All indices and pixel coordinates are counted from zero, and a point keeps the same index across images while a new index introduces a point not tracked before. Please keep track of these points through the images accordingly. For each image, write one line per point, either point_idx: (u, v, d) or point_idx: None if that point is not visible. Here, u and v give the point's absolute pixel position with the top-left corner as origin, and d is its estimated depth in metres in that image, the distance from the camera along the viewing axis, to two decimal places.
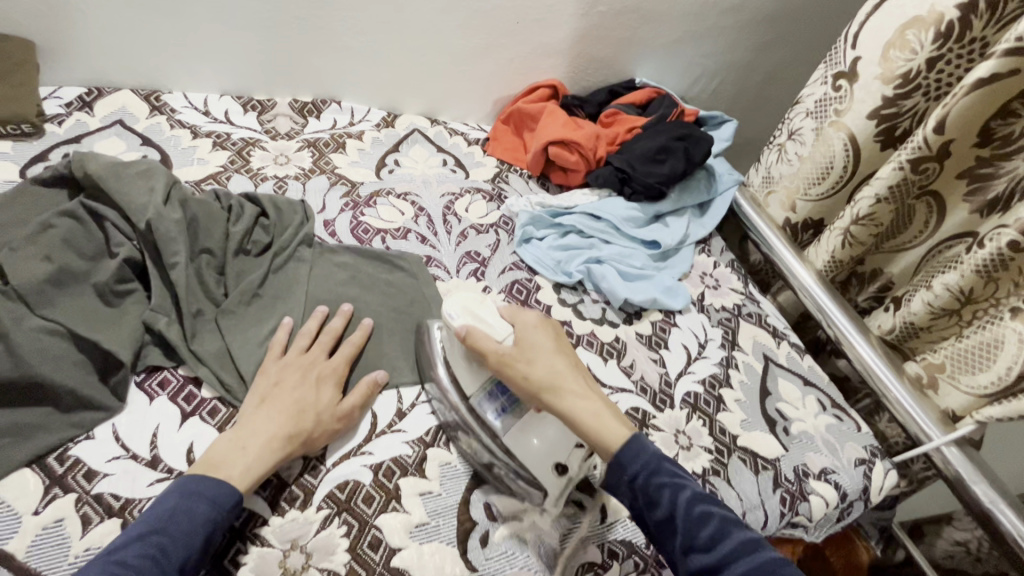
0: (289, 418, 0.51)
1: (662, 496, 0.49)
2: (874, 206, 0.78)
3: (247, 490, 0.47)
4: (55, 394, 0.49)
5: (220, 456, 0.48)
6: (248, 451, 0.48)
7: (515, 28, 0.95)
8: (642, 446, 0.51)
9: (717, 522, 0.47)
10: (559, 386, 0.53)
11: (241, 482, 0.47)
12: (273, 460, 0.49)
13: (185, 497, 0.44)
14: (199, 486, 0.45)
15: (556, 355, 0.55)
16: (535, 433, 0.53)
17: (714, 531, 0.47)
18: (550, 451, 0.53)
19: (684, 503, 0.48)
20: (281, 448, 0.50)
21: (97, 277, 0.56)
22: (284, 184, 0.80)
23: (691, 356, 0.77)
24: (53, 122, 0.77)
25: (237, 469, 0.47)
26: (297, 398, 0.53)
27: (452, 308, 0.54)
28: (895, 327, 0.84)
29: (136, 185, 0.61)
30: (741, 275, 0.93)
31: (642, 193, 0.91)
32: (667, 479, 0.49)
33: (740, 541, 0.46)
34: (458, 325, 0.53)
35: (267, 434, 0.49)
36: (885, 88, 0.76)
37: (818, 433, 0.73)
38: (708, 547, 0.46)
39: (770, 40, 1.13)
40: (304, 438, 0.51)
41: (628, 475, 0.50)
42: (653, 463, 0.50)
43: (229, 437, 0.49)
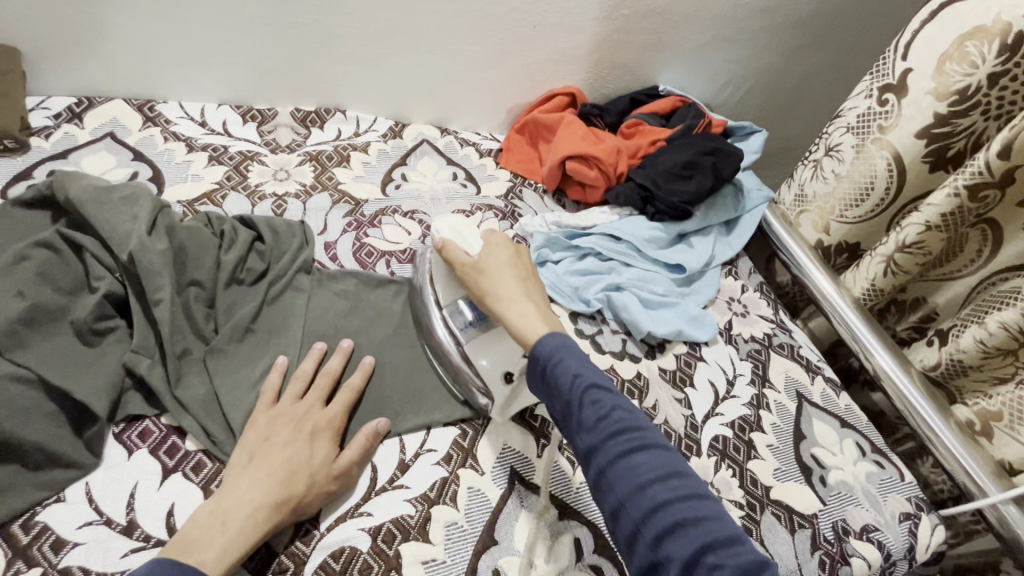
0: (279, 483, 0.46)
1: (562, 382, 0.48)
2: (923, 233, 0.71)
3: (225, 573, 0.42)
4: (22, 451, 0.45)
5: (197, 535, 0.42)
6: (230, 528, 0.43)
7: (531, 33, 0.89)
8: (557, 340, 0.50)
9: (608, 406, 0.46)
10: (497, 293, 0.54)
11: (219, 565, 0.41)
12: (259, 534, 0.44)
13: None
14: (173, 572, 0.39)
15: (511, 268, 0.56)
16: (489, 349, 0.57)
17: (603, 412, 0.46)
18: (500, 361, 0.56)
19: (580, 386, 0.47)
20: (269, 518, 0.44)
21: (75, 315, 0.51)
22: (283, 203, 0.75)
23: (719, 396, 0.71)
24: (40, 135, 0.73)
25: (214, 549, 0.42)
26: (287, 458, 0.47)
27: (440, 225, 0.60)
28: (940, 363, 0.77)
29: (119, 211, 0.56)
30: (770, 301, 0.86)
31: (666, 212, 0.85)
32: (572, 367, 0.48)
33: (626, 425, 0.46)
34: (438, 237, 0.59)
35: (252, 504, 0.44)
36: (938, 105, 0.69)
37: (858, 484, 0.67)
38: (595, 429, 0.45)
39: (805, 43, 1.05)
40: (294, 505, 0.46)
41: (537, 366, 0.50)
42: (560, 355, 0.49)
43: (210, 511, 0.44)
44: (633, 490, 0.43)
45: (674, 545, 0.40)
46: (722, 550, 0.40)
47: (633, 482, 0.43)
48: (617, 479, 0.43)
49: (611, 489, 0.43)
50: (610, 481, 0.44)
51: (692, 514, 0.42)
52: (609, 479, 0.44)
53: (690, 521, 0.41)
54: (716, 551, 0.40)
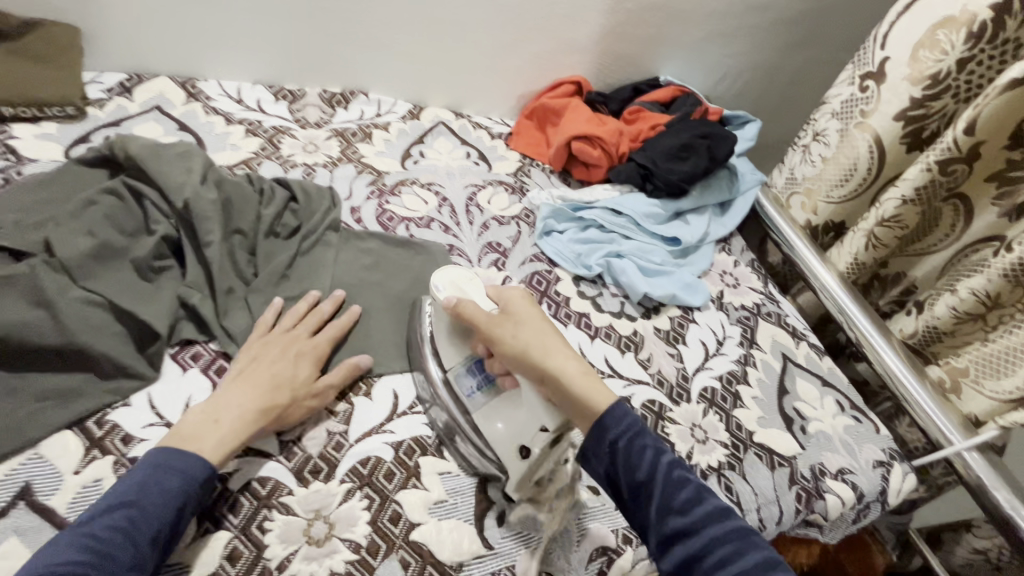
0: (265, 393, 0.51)
1: (642, 459, 0.47)
2: (900, 207, 0.77)
3: (220, 462, 0.47)
4: (95, 361, 0.51)
5: (192, 429, 0.47)
6: (222, 425, 0.48)
7: (541, 23, 0.96)
8: (626, 413, 0.50)
9: (694, 487, 0.46)
10: (543, 348, 0.52)
11: (212, 454, 0.47)
12: (247, 434, 0.49)
13: (156, 470, 0.44)
14: (172, 458, 0.45)
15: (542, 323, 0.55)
16: (503, 419, 0.54)
17: (691, 495, 0.46)
18: (516, 433, 0.53)
19: (664, 466, 0.47)
20: (255, 421, 0.50)
21: (136, 253, 0.58)
22: (313, 171, 0.82)
23: (709, 353, 0.77)
24: (96, 106, 0.80)
25: (210, 441, 0.47)
26: (273, 373, 0.53)
27: (440, 282, 0.55)
28: (918, 332, 0.83)
29: (175, 165, 0.63)
30: (760, 275, 0.93)
31: (664, 190, 0.91)
32: (650, 443, 0.48)
33: (715, 509, 0.45)
34: (443, 295, 0.54)
35: (240, 408, 0.50)
36: (913, 89, 0.76)
37: (836, 433, 0.72)
38: (687, 513, 0.45)
39: (796, 40, 1.12)
40: (279, 412, 0.51)
41: (609, 439, 0.49)
42: (638, 430, 0.49)
43: (204, 411, 0.49)
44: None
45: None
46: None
47: (732, 568, 0.42)
48: (714, 564, 0.43)
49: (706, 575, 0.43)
50: (707, 566, 0.43)
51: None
52: (704, 564, 0.43)
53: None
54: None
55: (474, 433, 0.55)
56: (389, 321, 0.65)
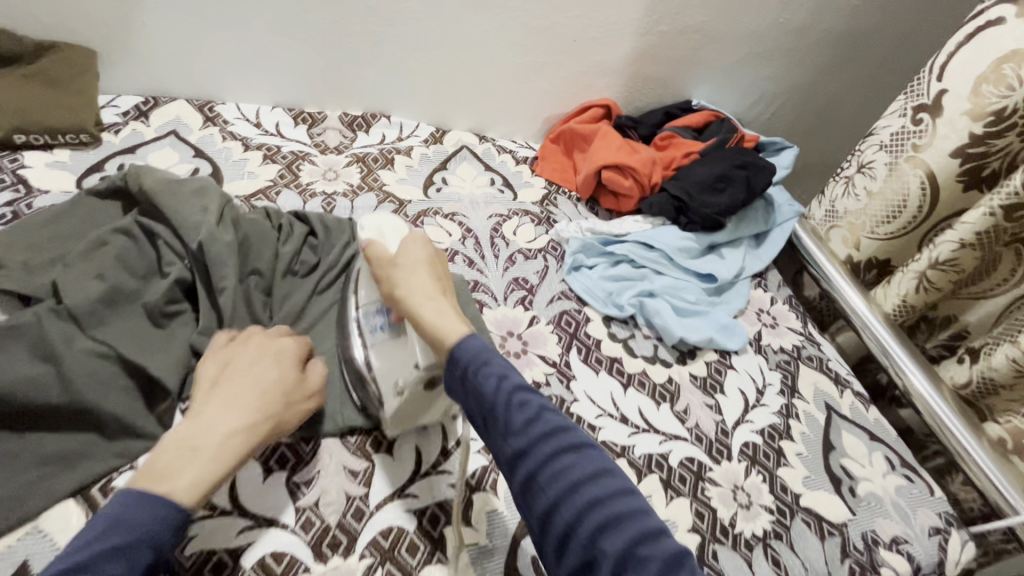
0: (251, 409, 0.45)
1: (484, 386, 0.43)
2: (957, 251, 0.73)
3: (205, 494, 0.41)
4: (103, 421, 0.48)
5: (167, 461, 0.41)
6: (200, 452, 0.42)
7: (570, 46, 0.92)
8: (476, 341, 0.45)
9: (534, 407, 0.42)
10: (411, 288, 0.50)
11: (191, 490, 0.40)
12: (235, 456, 0.43)
13: (119, 525, 0.38)
14: (138, 508, 0.38)
15: (427, 265, 0.52)
16: (385, 358, 0.53)
17: (530, 413, 0.41)
18: (393, 369, 0.52)
19: (504, 388, 0.42)
20: (243, 439, 0.44)
21: (148, 297, 0.55)
22: (333, 201, 0.79)
23: (749, 403, 0.72)
24: (110, 131, 0.78)
25: (192, 470, 0.41)
26: (257, 383, 0.47)
27: (365, 221, 0.56)
28: (971, 382, 0.78)
29: (189, 203, 0.60)
30: (800, 314, 0.87)
31: (699, 223, 0.87)
32: (494, 369, 0.44)
33: (554, 425, 0.42)
34: (363, 235, 0.55)
35: (225, 425, 0.44)
36: (974, 125, 0.70)
37: (887, 496, 0.68)
38: (524, 432, 0.41)
39: (836, 63, 1.07)
40: (271, 425, 0.46)
41: (457, 367, 0.45)
42: (483, 357, 0.45)
43: (177, 438, 0.42)
44: (566, 491, 0.39)
45: (610, 543, 0.37)
46: (658, 542, 0.37)
47: (564, 480, 0.39)
48: (549, 482, 0.39)
49: (542, 494, 0.39)
50: (543, 483, 0.40)
51: (623, 510, 0.38)
52: (540, 482, 0.40)
53: (625, 516, 0.38)
54: (649, 543, 0.37)
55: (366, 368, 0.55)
56: None
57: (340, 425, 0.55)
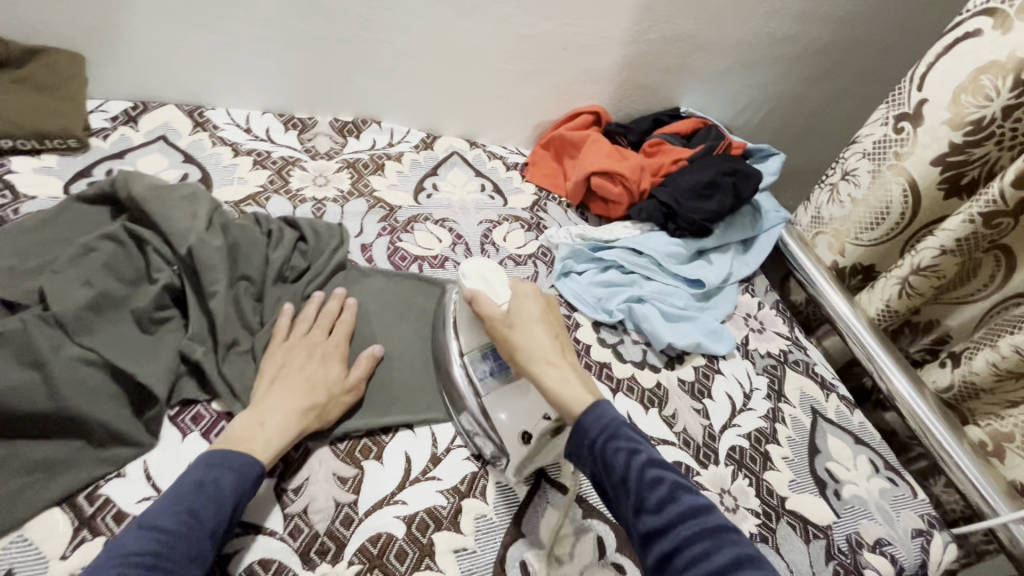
0: (302, 396, 0.52)
1: (617, 461, 0.46)
2: (938, 257, 0.74)
3: (270, 461, 0.48)
4: (89, 428, 0.48)
5: (241, 432, 0.48)
6: (266, 428, 0.49)
7: (560, 54, 0.93)
8: (603, 410, 0.49)
9: (668, 486, 0.44)
10: (529, 348, 0.54)
11: (263, 453, 0.48)
12: (291, 433, 0.50)
13: (211, 469, 0.45)
14: (224, 458, 0.46)
15: (541, 323, 0.56)
16: (506, 408, 0.57)
17: (664, 493, 0.44)
18: (518, 419, 0.56)
19: (638, 466, 0.45)
20: (299, 419, 0.51)
21: (136, 303, 0.55)
22: (323, 207, 0.79)
23: (736, 408, 0.73)
24: (99, 136, 0.78)
25: (259, 442, 0.48)
26: (307, 375, 0.54)
27: (468, 270, 0.60)
28: (953, 386, 0.80)
29: (179, 208, 0.60)
30: (786, 318, 0.88)
31: (687, 229, 0.88)
32: (623, 443, 0.47)
33: (691, 508, 0.44)
34: (469, 284, 0.59)
35: (285, 409, 0.51)
36: (953, 134, 0.72)
37: (871, 498, 0.69)
38: (659, 512, 0.43)
39: (821, 71, 1.09)
40: (318, 412, 0.53)
41: (585, 436, 0.49)
42: (611, 431, 0.48)
43: (248, 416, 0.50)
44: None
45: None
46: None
47: (704, 565, 0.40)
48: (689, 567, 0.41)
49: None
50: (683, 567, 0.41)
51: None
52: (679, 565, 0.41)
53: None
54: None
55: (482, 416, 0.58)
56: (392, 364, 0.62)
57: (330, 431, 0.55)
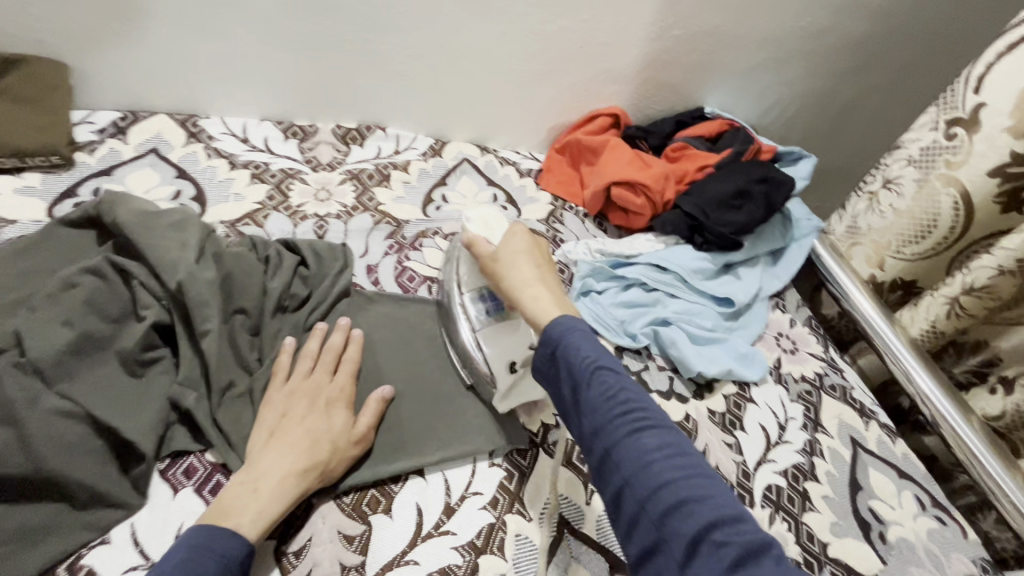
0: (302, 453, 0.47)
1: (568, 363, 0.47)
2: (994, 278, 0.69)
3: (259, 537, 0.43)
4: (70, 490, 0.44)
5: (231, 501, 0.44)
6: (261, 495, 0.45)
7: (577, 53, 0.86)
8: (570, 323, 0.49)
9: (613, 385, 0.45)
10: (513, 278, 0.54)
11: (254, 527, 0.43)
12: (289, 498, 0.45)
13: (193, 550, 0.40)
14: (210, 538, 0.41)
15: (529, 256, 0.56)
16: (496, 341, 0.58)
17: (609, 392, 0.44)
18: (505, 351, 0.57)
19: (587, 367, 0.46)
20: (298, 482, 0.46)
21: (121, 345, 0.50)
22: (325, 224, 0.74)
23: (771, 441, 0.68)
24: (85, 150, 0.73)
25: (250, 513, 0.44)
26: (308, 428, 0.49)
27: (472, 215, 0.60)
28: (1006, 413, 0.75)
29: (167, 237, 0.54)
30: (821, 337, 0.82)
31: (714, 242, 0.82)
32: (577, 346, 0.47)
33: (633, 405, 0.44)
34: (467, 227, 0.59)
35: (282, 470, 0.46)
36: (1015, 143, 0.66)
37: (919, 541, 0.64)
38: (602, 409, 0.44)
39: (857, 66, 1.01)
40: (319, 471, 0.48)
41: (547, 346, 0.49)
42: (567, 336, 0.48)
43: (242, 480, 0.45)
44: (639, 470, 0.41)
45: (680, 523, 0.38)
46: (729, 526, 0.38)
47: (639, 457, 0.41)
48: (623, 459, 0.42)
49: (617, 467, 0.42)
50: (618, 460, 0.42)
51: (695, 491, 0.40)
52: (615, 458, 0.42)
53: (696, 498, 0.39)
54: (721, 528, 0.38)
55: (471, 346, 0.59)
56: (402, 402, 0.57)
57: (336, 485, 0.51)
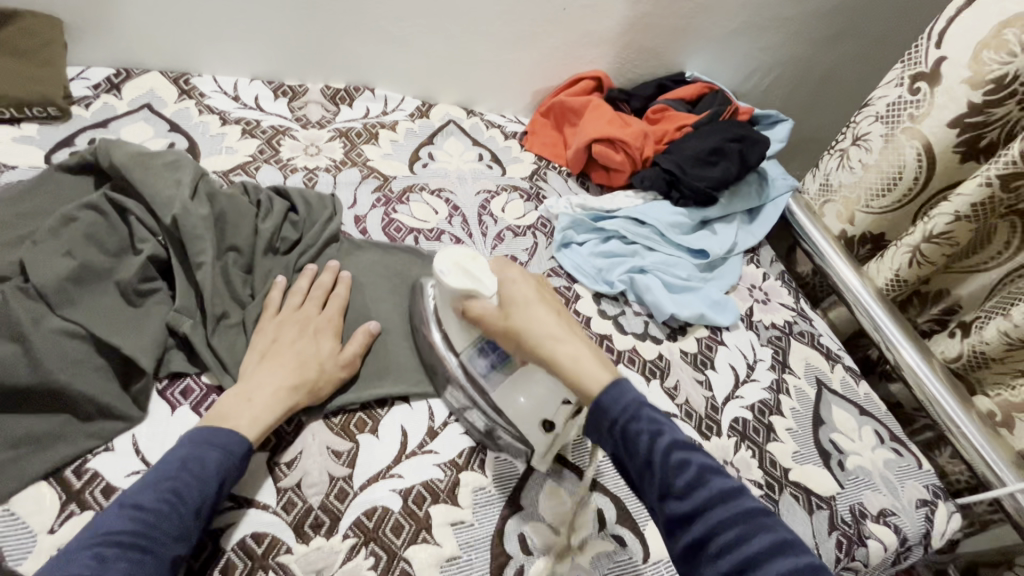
0: (292, 372, 0.51)
1: (641, 445, 0.44)
2: (952, 223, 0.72)
3: (255, 440, 0.47)
4: (75, 401, 0.47)
5: (227, 409, 0.48)
6: (254, 404, 0.48)
7: (561, 15, 0.89)
8: (625, 390, 0.46)
9: (694, 469, 0.43)
10: (537, 335, 0.49)
11: (250, 431, 0.47)
12: (280, 411, 0.49)
13: (196, 445, 0.44)
14: (213, 436, 0.45)
15: (541, 303, 0.51)
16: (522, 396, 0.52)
17: (692, 477, 0.42)
18: (535, 410, 0.52)
19: (662, 450, 0.43)
20: (289, 397, 0.50)
21: (121, 275, 0.53)
22: (314, 176, 0.77)
23: (739, 379, 0.72)
24: (80, 104, 0.76)
25: (244, 419, 0.47)
26: (298, 352, 0.53)
27: (444, 264, 0.52)
28: (962, 355, 0.78)
29: (163, 176, 0.57)
30: (792, 289, 0.86)
31: (691, 198, 0.86)
32: (648, 426, 0.44)
33: (720, 491, 0.42)
34: (449, 281, 0.52)
35: (273, 385, 0.50)
36: (972, 94, 0.69)
37: (876, 469, 0.68)
38: (688, 498, 0.42)
39: (834, 32, 1.04)
40: (308, 389, 0.51)
41: (607, 425, 0.46)
42: (634, 411, 0.45)
43: (237, 392, 0.49)
44: (741, 566, 0.39)
45: None
46: None
47: (738, 551, 0.39)
48: (721, 552, 0.40)
49: (714, 562, 0.40)
50: (715, 555, 0.40)
51: None
52: (710, 550, 0.40)
53: None
54: None
55: (493, 410, 0.54)
56: (388, 336, 0.61)
57: (325, 406, 0.54)
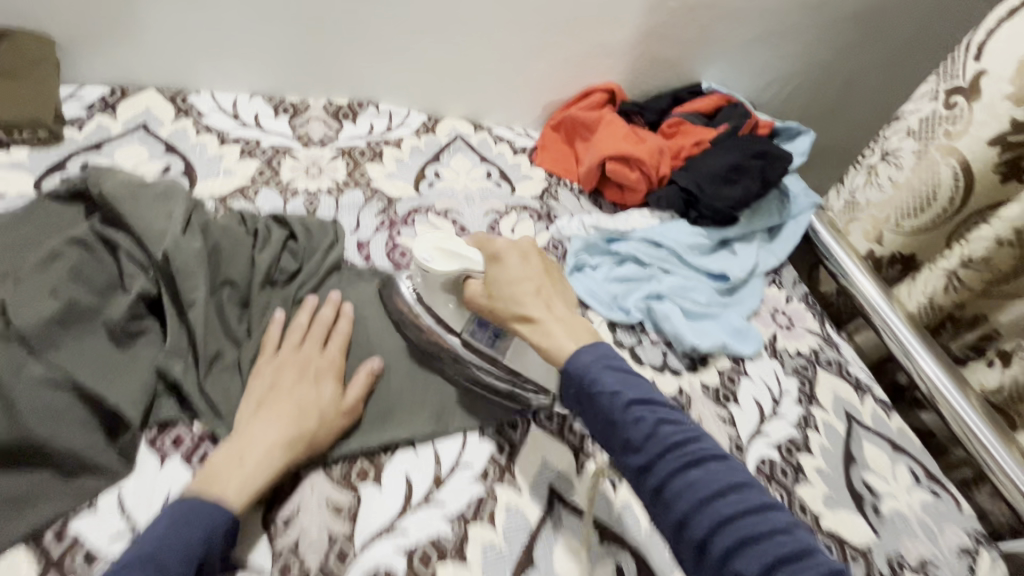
0: (291, 423, 0.48)
1: (600, 400, 0.45)
2: (991, 249, 0.70)
3: (246, 504, 0.44)
4: (57, 458, 0.44)
5: (218, 470, 0.44)
6: (247, 463, 0.45)
7: (573, 25, 0.85)
8: (587, 355, 0.47)
9: (651, 422, 0.43)
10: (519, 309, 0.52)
11: (240, 495, 0.44)
12: (274, 468, 0.46)
13: (176, 522, 0.41)
14: (196, 505, 0.42)
15: (523, 279, 0.53)
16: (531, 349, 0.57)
17: (649, 430, 0.43)
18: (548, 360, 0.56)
19: (620, 404, 0.44)
20: (286, 452, 0.46)
21: (108, 316, 0.50)
22: (315, 200, 0.74)
23: (764, 415, 0.68)
24: (73, 126, 0.73)
25: (237, 481, 0.44)
26: (297, 399, 0.49)
27: (425, 251, 0.54)
28: (1005, 387, 0.74)
29: (154, 207, 0.54)
30: (818, 313, 0.81)
31: (709, 218, 0.82)
32: (607, 384, 0.45)
33: (675, 440, 0.42)
34: (433, 265, 0.54)
35: (268, 440, 0.46)
36: (1016, 110, 0.65)
37: (913, 514, 0.63)
38: (644, 449, 0.43)
39: (858, 40, 1.00)
40: (306, 442, 0.48)
41: (572, 389, 0.47)
42: (593, 370, 0.46)
43: (229, 449, 0.46)
44: (694, 510, 0.40)
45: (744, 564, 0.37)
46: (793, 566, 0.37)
47: (693, 495, 0.40)
48: (676, 496, 0.41)
49: (670, 508, 0.41)
50: (670, 500, 0.41)
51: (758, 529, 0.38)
52: (668, 496, 0.41)
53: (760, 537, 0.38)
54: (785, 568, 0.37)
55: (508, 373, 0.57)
56: (392, 374, 0.57)
57: (326, 456, 0.51)
